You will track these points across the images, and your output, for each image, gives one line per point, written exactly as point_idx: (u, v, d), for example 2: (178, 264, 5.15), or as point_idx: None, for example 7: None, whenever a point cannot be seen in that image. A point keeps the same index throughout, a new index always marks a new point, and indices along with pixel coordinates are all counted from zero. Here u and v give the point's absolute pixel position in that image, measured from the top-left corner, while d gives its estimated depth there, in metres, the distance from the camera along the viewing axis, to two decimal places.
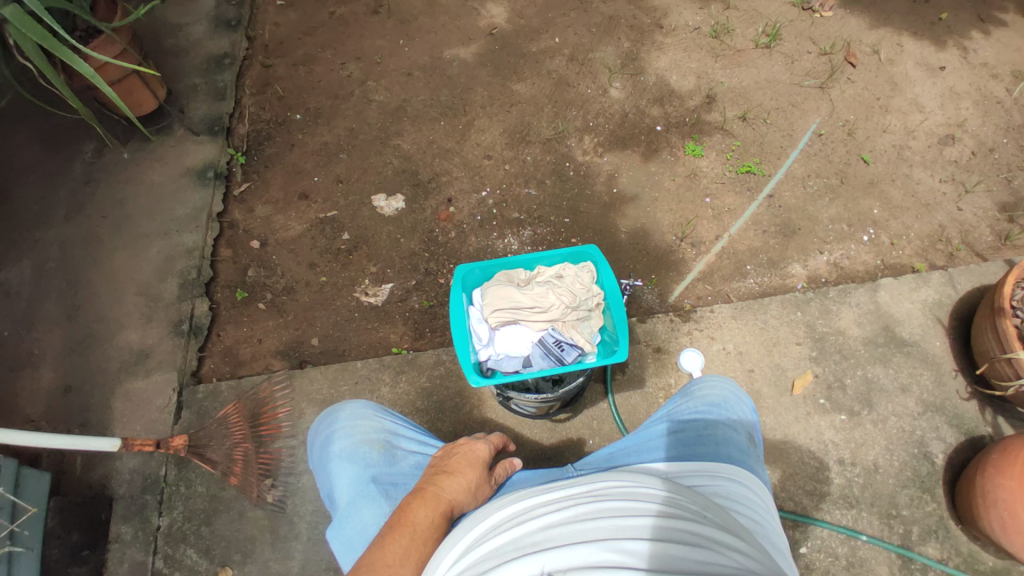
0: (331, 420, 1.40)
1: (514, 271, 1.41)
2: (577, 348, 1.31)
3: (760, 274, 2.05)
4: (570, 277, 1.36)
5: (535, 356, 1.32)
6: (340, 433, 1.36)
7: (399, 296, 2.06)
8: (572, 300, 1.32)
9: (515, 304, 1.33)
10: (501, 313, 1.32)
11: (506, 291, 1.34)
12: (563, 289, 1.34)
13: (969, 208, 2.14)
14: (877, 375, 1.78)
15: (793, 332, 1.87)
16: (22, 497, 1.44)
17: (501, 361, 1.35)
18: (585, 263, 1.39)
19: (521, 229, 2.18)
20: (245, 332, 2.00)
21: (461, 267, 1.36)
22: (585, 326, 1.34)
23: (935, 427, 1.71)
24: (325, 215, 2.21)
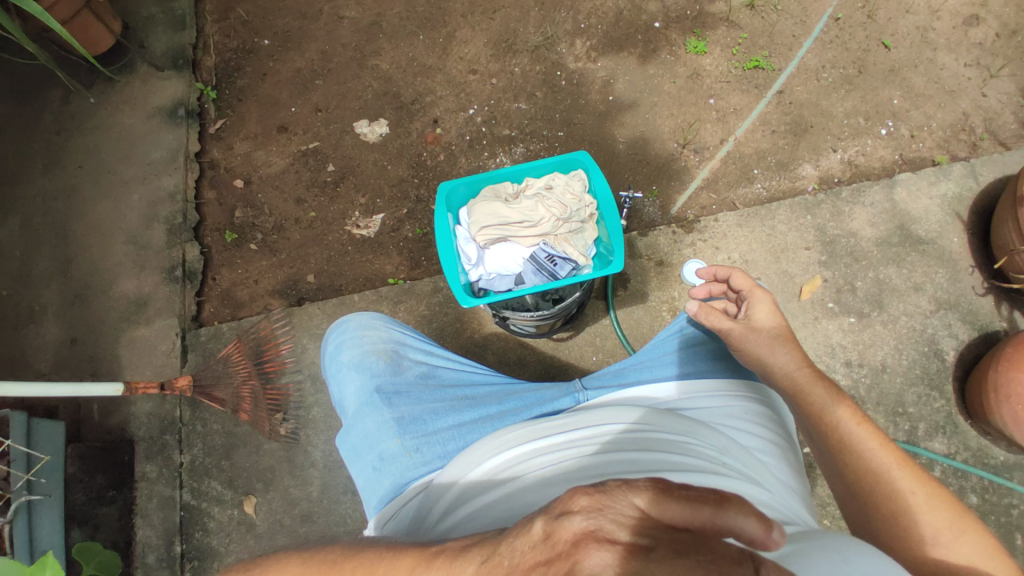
0: (343, 333, 1.37)
1: (501, 186, 1.32)
2: (570, 262, 1.25)
3: (767, 178, 1.94)
4: (561, 187, 1.27)
5: (528, 273, 1.26)
6: (348, 344, 1.35)
7: (391, 227, 1.99)
8: (563, 211, 1.24)
9: (503, 220, 1.25)
10: (489, 230, 1.25)
11: (492, 206, 1.26)
12: (553, 200, 1.25)
13: (998, 91, 1.96)
14: (889, 276, 1.72)
15: (802, 238, 1.78)
16: (35, 447, 1.50)
17: (493, 281, 1.29)
18: (577, 172, 1.29)
19: (512, 147, 2.07)
20: (240, 274, 1.98)
21: (443, 184, 1.27)
22: (579, 238, 1.27)
23: (948, 324, 1.66)
24: (307, 146, 2.10)
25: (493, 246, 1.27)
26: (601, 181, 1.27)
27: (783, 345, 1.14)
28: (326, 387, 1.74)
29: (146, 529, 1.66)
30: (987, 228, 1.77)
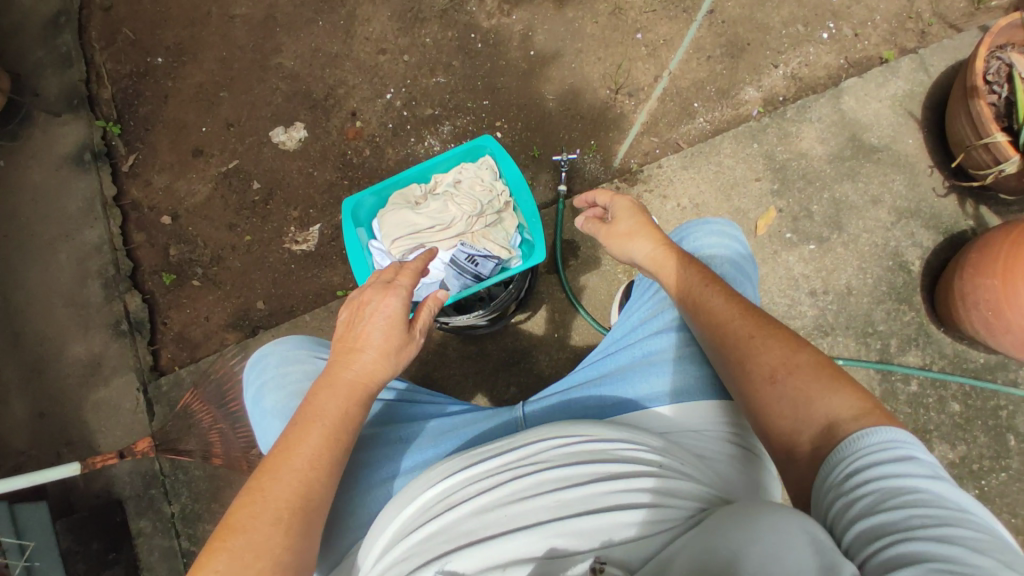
0: (262, 371, 1.18)
1: (410, 190, 1.24)
2: (493, 259, 1.16)
3: (709, 110, 1.82)
4: (470, 179, 1.19)
5: (450, 279, 1.17)
6: (269, 386, 1.14)
7: (330, 236, 1.91)
8: (475, 206, 1.16)
9: (414, 228, 1.18)
10: (401, 240, 1.18)
11: (401, 214, 1.19)
12: (462, 195, 1.17)
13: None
14: (845, 194, 1.64)
15: (751, 169, 1.69)
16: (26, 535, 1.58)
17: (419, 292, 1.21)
18: (485, 160, 1.21)
19: (439, 126, 1.94)
20: (189, 314, 1.91)
21: (347, 201, 1.20)
22: (498, 231, 1.19)
23: (911, 233, 1.59)
24: (227, 167, 1.98)
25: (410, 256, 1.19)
26: (510, 166, 1.20)
27: (641, 234, 1.19)
28: None
29: None
30: (941, 124, 1.68)
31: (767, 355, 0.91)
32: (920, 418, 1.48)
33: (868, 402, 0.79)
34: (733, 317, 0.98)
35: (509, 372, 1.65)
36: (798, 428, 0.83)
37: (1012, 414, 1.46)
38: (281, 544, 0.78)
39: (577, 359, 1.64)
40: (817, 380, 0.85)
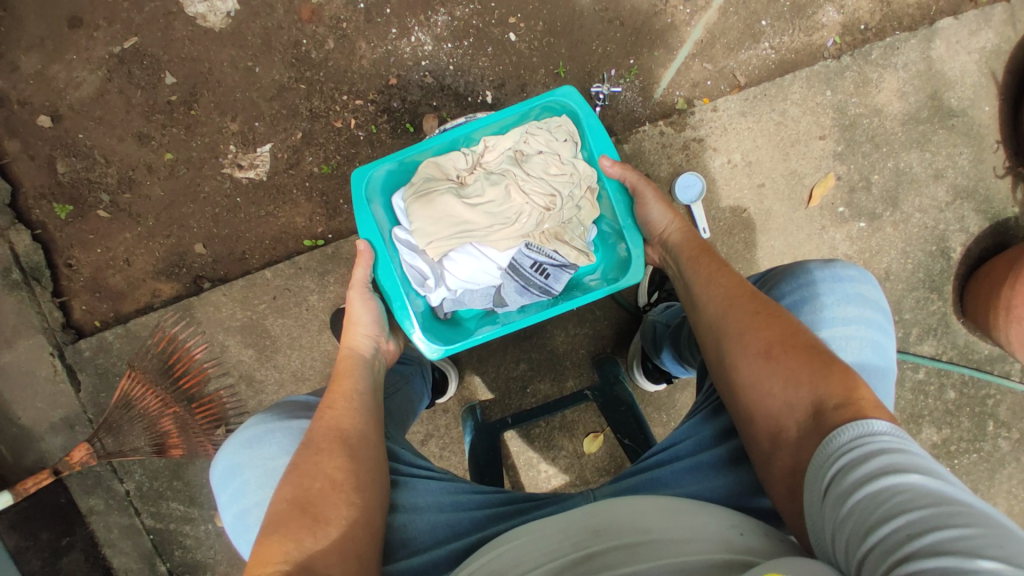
0: (237, 492, 0.82)
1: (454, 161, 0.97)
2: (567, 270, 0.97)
3: (777, 32, 1.46)
4: (539, 159, 0.95)
5: (510, 292, 0.97)
6: (258, 514, 0.80)
7: (287, 161, 1.46)
8: (548, 199, 0.93)
9: (463, 222, 0.93)
10: (445, 240, 0.93)
11: (447, 202, 0.92)
12: (530, 184, 0.93)
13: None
14: (909, 165, 1.45)
15: (817, 123, 1.43)
16: None
17: (463, 300, 0.99)
18: (557, 121, 0.98)
19: (430, 14, 1.44)
20: (101, 254, 1.49)
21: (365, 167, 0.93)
22: (573, 228, 0.97)
23: (961, 216, 1.47)
24: (124, 46, 1.42)
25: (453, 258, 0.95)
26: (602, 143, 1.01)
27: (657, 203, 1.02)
28: (265, 387, 1.44)
29: (122, 555, 1.46)
30: (1023, 88, 1.46)
31: (764, 332, 0.79)
32: (918, 404, 1.53)
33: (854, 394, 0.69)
34: (727, 292, 0.87)
35: (519, 347, 1.46)
36: (789, 407, 0.73)
37: (996, 402, 1.55)
38: (339, 467, 0.72)
39: (595, 336, 1.46)
40: (810, 360, 0.75)
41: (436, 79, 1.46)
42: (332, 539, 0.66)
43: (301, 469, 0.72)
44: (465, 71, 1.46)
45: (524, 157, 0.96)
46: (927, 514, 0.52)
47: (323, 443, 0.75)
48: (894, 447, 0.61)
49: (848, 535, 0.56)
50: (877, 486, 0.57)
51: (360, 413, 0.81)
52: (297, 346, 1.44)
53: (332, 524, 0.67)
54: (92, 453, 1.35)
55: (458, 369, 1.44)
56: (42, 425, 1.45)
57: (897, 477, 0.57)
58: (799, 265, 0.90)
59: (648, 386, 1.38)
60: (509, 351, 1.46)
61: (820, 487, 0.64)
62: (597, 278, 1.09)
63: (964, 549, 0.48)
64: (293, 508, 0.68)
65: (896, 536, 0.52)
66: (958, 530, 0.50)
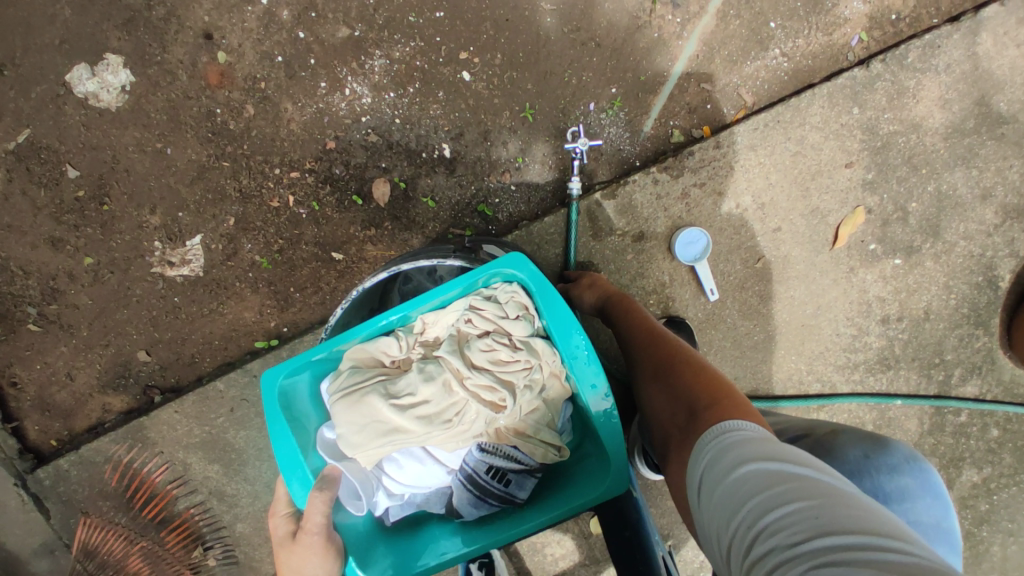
0: None
1: (377, 347, 0.72)
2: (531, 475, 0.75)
3: (790, 34, 1.19)
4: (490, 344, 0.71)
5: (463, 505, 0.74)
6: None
7: (222, 251, 1.27)
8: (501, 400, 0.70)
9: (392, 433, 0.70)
10: (375, 449, 0.68)
11: (370, 404, 0.68)
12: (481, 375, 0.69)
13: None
14: (954, 185, 1.21)
15: (843, 148, 1.18)
16: None
17: (414, 502, 0.76)
18: (512, 297, 0.72)
19: (364, 60, 1.19)
20: (42, 370, 1.34)
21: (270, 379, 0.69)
22: (536, 419, 0.74)
23: (1012, 239, 1.25)
24: (15, 141, 1.20)
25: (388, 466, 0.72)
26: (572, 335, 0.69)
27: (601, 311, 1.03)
28: (238, 501, 1.32)
29: None
30: None
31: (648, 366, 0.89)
32: (961, 448, 1.36)
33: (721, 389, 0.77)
34: (650, 356, 0.90)
35: None
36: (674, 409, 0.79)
37: None
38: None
39: None
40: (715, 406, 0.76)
41: (382, 136, 1.23)
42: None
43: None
44: (414, 123, 1.22)
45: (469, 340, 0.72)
46: (762, 498, 0.54)
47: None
48: (739, 435, 0.65)
49: (719, 533, 0.58)
50: (729, 478, 0.60)
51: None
52: (266, 457, 1.31)
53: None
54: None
55: None
56: (22, 551, 1.36)
57: (743, 464, 0.60)
58: (836, 440, 0.80)
59: (650, 476, 1.22)
60: None
61: (696, 486, 0.66)
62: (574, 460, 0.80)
63: (783, 516, 0.51)
64: None
65: (744, 522, 0.54)
66: (788, 508, 0.52)
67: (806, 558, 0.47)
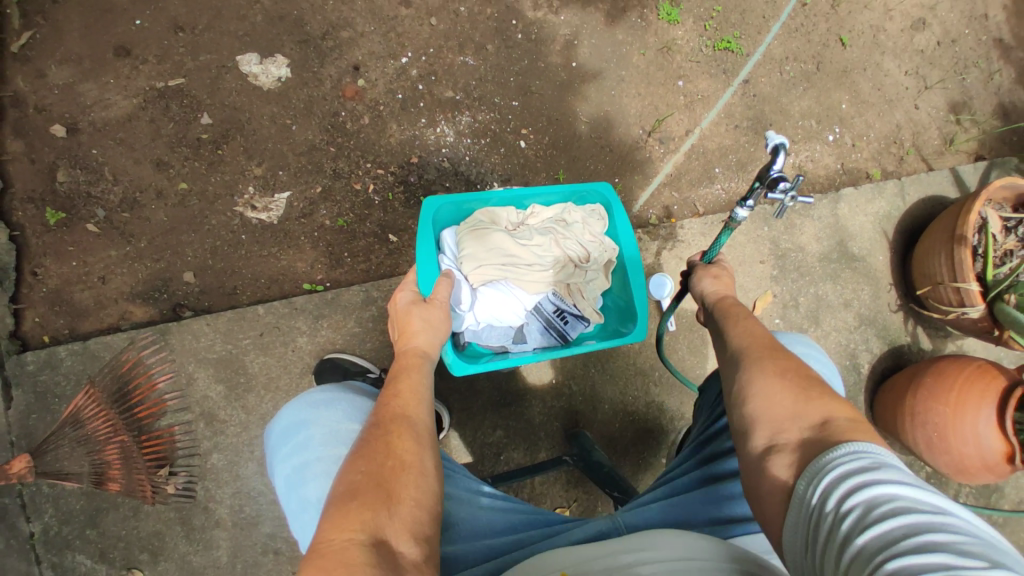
0: (299, 446, 0.80)
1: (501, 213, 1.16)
2: (582, 322, 1.18)
3: (727, 178, 1.85)
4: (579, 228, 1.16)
5: (533, 331, 1.17)
6: (317, 470, 0.78)
7: (301, 210, 1.54)
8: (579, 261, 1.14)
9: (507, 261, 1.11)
10: (491, 267, 1.10)
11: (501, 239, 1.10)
12: (571, 242, 1.14)
13: (927, 105, 2.01)
14: (826, 293, 1.80)
15: (758, 250, 1.77)
16: None
17: (483, 333, 1.16)
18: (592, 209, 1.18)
19: (457, 113, 1.69)
20: (76, 268, 1.40)
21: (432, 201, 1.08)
22: (591, 289, 1.19)
23: (867, 339, 1.80)
24: (168, 84, 1.50)
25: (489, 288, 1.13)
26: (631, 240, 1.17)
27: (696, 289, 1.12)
28: (225, 429, 1.35)
29: None
30: (907, 247, 1.89)
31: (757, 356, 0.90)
32: None
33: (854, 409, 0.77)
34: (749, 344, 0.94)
35: (498, 414, 1.53)
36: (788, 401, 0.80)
37: None
38: (408, 449, 0.71)
39: (569, 411, 1.57)
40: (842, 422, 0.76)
41: (453, 164, 1.67)
42: (403, 518, 0.64)
43: (372, 446, 0.70)
44: (479, 163, 1.69)
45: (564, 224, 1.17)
46: (902, 519, 0.55)
47: (399, 419, 0.75)
48: (870, 456, 0.65)
49: (841, 535, 0.58)
50: (864, 492, 0.59)
51: (427, 404, 0.80)
52: (272, 389, 1.39)
53: (402, 502, 0.66)
54: (30, 467, 1.21)
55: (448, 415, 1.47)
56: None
57: (886, 487, 0.59)
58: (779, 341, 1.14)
59: None
60: (486, 415, 1.52)
61: (811, 496, 0.65)
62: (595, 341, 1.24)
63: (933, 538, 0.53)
64: (369, 482, 0.66)
65: (891, 535, 0.54)
66: (936, 534, 0.53)
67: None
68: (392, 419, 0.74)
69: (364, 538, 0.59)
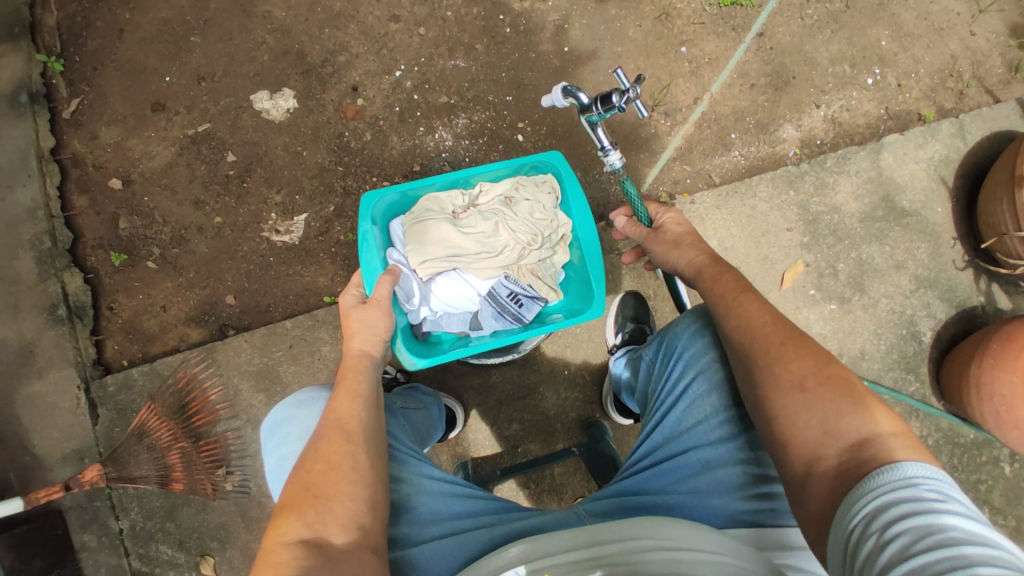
0: (281, 441, 0.95)
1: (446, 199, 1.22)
2: (537, 302, 1.22)
3: (746, 143, 1.72)
4: (526, 205, 1.21)
5: (486, 317, 1.22)
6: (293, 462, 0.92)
7: (318, 229, 1.68)
8: (529, 238, 1.19)
9: (455, 250, 1.18)
10: (439, 259, 1.18)
11: (449, 230, 1.17)
12: (517, 223, 1.19)
13: (986, 30, 1.75)
14: (871, 256, 1.62)
15: (784, 217, 1.63)
16: None
17: (441, 322, 1.23)
18: (542, 182, 1.24)
19: (453, 117, 1.73)
20: (142, 301, 1.64)
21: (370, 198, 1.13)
22: (545, 267, 1.25)
23: (925, 303, 1.61)
24: (196, 130, 1.69)
25: (438, 279, 1.20)
26: (585, 213, 1.24)
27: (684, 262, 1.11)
28: None
29: None
30: (967, 195, 1.68)
31: (794, 364, 0.87)
32: None
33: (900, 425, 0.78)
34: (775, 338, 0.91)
35: (512, 407, 1.56)
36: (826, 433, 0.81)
37: (981, 486, 1.55)
38: (337, 452, 0.82)
39: (585, 400, 1.57)
40: (843, 440, 0.79)
41: (454, 167, 1.73)
42: (334, 515, 0.77)
43: (310, 456, 0.83)
44: (479, 162, 1.73)
45: (512, 202, 1.22)
46: (914, 522, 0.62)
47: (332, 426, 0.86)
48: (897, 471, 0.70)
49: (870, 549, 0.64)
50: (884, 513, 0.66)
51: (363, 403, 0.90)
52: None
53: (332, 500, 0.78)
54: (102, 474, 1.41)
55: (464, 408, 1.52)
56: (54, 454, 1.51)
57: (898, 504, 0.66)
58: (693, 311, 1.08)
59: (617, 419, 1.53)
60: (501, 409, 1.56)
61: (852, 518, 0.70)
62: (561, 315, 1.28)
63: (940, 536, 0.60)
64: (297, 489, 0.79)
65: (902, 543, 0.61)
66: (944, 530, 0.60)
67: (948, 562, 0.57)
68: (327, 428, 0.86)
69: (286, 539, 0.73)
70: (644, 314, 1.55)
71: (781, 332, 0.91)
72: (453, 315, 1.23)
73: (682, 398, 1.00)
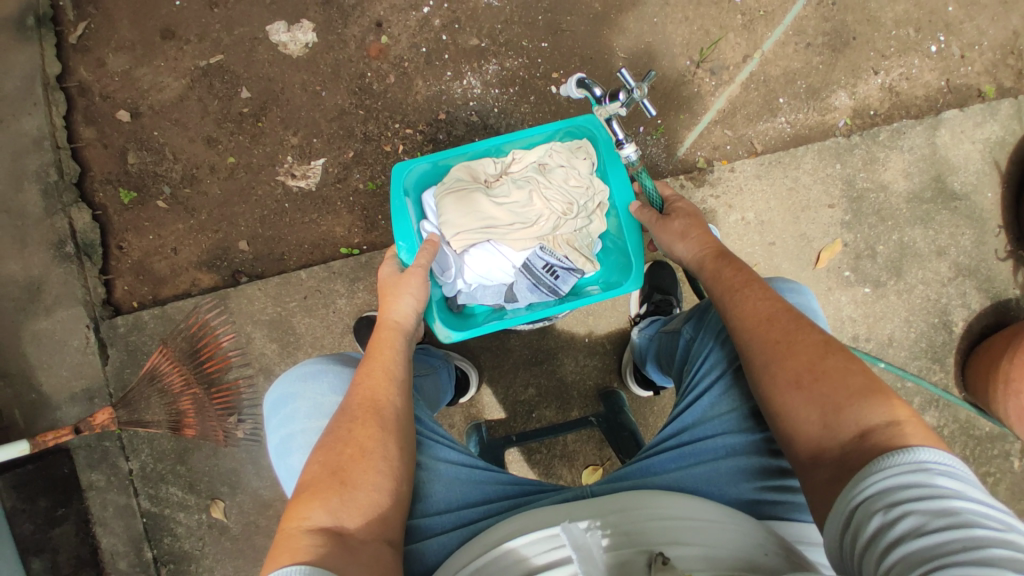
0: (288, 417, 0.94)
1: (478, 167, 1.19)
2: (574, 274, 1.17)
3: (794, 109, 1.60)
4: (561, 172, 1.16)
5: (522, 289, 1.18)
6: (300, 441, 0.92)
7: (335, 176, 1.60)
8: (565, 206, 1.14)
9: (487, 221, 1.14)
10: (471, 231, 1.13)
11: (481, 200, 1.13)
12: (552, 190, 1.14)
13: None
14: (913, 239, 1.54)
15: (826, 193, 1.54)
16: None
17: (476, 295, 1.21)
18: (575, 147, 1.18)
19: (483, 62, 1.61)
20: (152, 241, 1.58)
21: (400, 167, 1.13)
22: (582, 238, 1.19)
23: (963, 292, 1.54)
24: (208, 61, 1.58)
25: (474, 252, 1.16)
26: (620, 177, 1.18)
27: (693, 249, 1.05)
28: None
29: (109, 538, 1.49)
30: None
31: (791, 360, 0.82)
32: None
33: (901, 413, 0.72)
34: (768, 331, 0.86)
35: (530, 371, 1.53)
36: (829, 432, 0.76)
37: (996, 481, 1.53)
38: (371, 437, 0.80)
39: (604, 368, 1.54)
40: (844, 434, 0.75)
41: (481, 118, 1.62)
42: (358, 504, 0.74)
43: (339, 434, 0.80)
44: (508, 114, 1.62)
45: (547, 169, 1.17)
46: (928, 501, 0.60)
47: (363, 406, 0.83)
48: (900, 453, 0.67)
49: (876, 527, 0.61)
50: (895, 491, 0.63)
51: (397, 385, 0.88)
52: (319, 346, 1.53)
53: (358, 489, 0.75)
54: (112, 419, 1.41)
55: (477, 372, 1.49)
56: (61, 394, 1.50)
57: (907, 484, 0.63)
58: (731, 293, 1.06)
59: (636, 391, 1.50)
60: (518, 373, 1.52)
61: (849, 498, 0.67)
62: (597, 287, 1.24)
63: (958, 518, 0.57)
64: (324, 471, 0.76)
65: (916, 524, 0.58)
66: (957, 510, 0.58)
67: (966, 544, 0.55)
68: (357, 407, 0.83)
69: (309, 523, 0.70)
70: (670, 284, 1.49)
71: (776, 330, 0.86)
72: (488, 287, 1.20)
73: (716, 384, 0.96)
